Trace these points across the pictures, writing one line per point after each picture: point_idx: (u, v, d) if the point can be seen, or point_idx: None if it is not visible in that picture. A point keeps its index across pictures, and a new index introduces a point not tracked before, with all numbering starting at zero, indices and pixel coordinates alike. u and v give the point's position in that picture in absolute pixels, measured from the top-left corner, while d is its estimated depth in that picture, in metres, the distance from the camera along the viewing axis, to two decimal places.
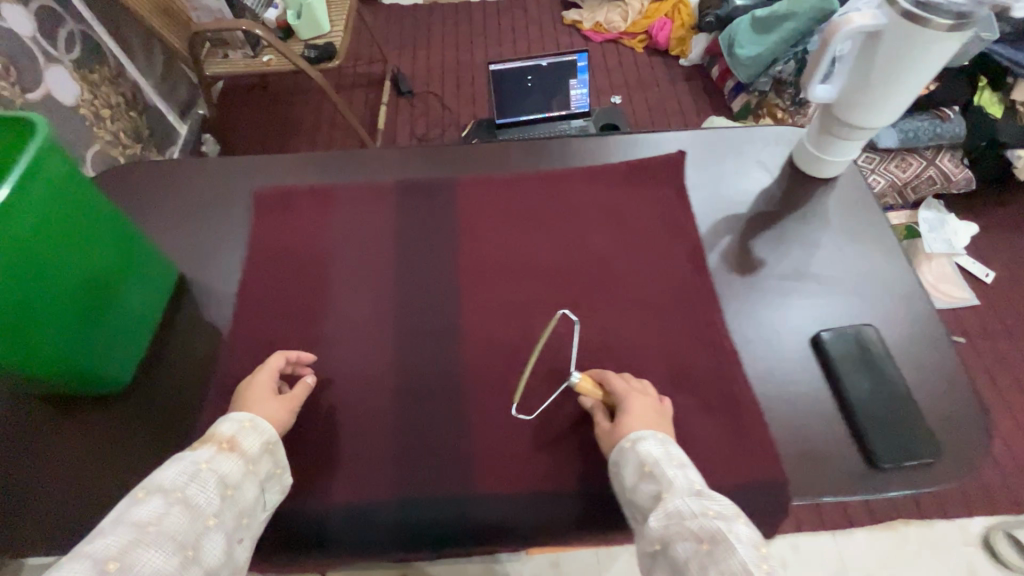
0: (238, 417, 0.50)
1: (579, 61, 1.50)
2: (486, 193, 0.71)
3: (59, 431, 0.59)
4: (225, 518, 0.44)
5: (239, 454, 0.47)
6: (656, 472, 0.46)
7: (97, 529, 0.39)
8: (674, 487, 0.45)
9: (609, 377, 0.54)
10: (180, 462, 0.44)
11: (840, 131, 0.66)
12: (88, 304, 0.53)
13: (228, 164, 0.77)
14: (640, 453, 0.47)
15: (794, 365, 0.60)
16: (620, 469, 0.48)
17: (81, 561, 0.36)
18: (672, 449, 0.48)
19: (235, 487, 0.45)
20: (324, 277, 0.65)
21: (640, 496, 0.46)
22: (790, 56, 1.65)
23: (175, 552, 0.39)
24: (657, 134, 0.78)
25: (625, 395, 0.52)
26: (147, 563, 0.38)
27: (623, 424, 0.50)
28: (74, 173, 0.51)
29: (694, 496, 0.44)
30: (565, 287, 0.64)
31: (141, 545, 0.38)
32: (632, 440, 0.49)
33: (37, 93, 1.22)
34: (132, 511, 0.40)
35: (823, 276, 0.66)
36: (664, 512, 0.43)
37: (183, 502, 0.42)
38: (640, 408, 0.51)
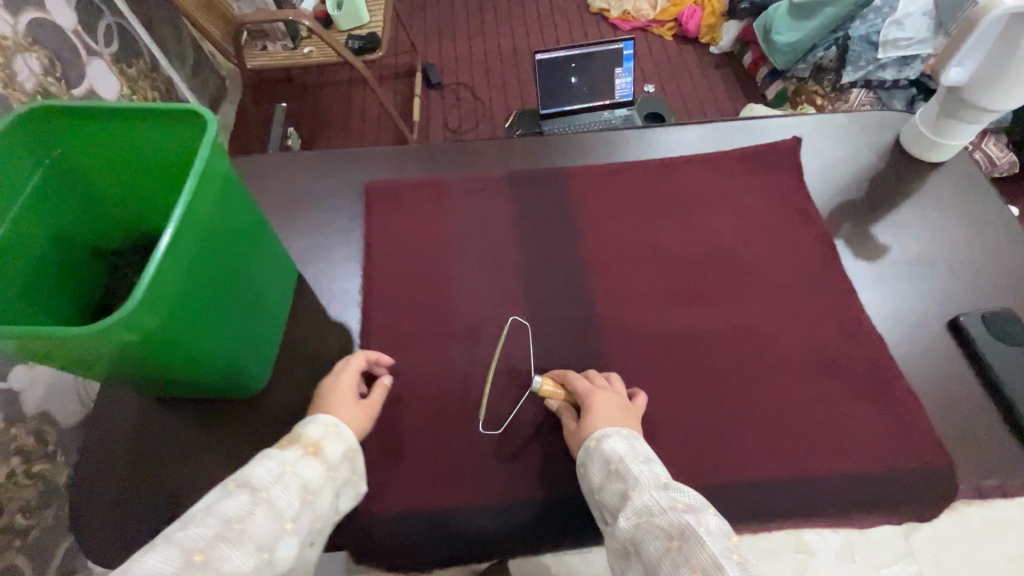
0: (324, 421, 0.50)
1: (625, 49, 1.32)
2: (601, 184, 0.70)
3: (196, 437, 0.57)
4: (301, 523, 0.43)
5: (323, 460, 0.47)
6: (620, 470, 0.46)
7: (186, 517, 0.39)
8: (640, 483, 0.44)
9: (575, 375, 0.55)
10: (265, 462, 0.44)
11: (968, 114, 0.65)
12: (234, 307, 0.52)
13: (326, 156, 0.76)
14: (604, 451, 0.48)
15: (934, 349, 0.61)
16: (586, 469, 0.49)
17: (174, 549, 0.36)
18: (637, 444, 0.48)
19: (315, 492, 0.45)
20: (448, 271, 0.65)
21: (608, 496, 0.46)
22: (830, 42, 1.51)
23: (255, 552, 0.38)
24: (761, 124, 0.78)
25: (590, 394, 0.53)
26: (234, 559, 0.37)
27: (585, 425, 0.51)
28: (231, 177, 0.49)
29: (660, 489, 0.44)
30: (697, 278, 0.63)
31: (224, 540, 0.38)
32: (596, 438, 0.49)
33: (82, 89, 0.96)
34: (220, 505, 0.40)
35: (950, 259, 0.66)
36: (636, 508, 0.43)
37: (267, 501, 0.41)
38: (612, 404, 0.52)
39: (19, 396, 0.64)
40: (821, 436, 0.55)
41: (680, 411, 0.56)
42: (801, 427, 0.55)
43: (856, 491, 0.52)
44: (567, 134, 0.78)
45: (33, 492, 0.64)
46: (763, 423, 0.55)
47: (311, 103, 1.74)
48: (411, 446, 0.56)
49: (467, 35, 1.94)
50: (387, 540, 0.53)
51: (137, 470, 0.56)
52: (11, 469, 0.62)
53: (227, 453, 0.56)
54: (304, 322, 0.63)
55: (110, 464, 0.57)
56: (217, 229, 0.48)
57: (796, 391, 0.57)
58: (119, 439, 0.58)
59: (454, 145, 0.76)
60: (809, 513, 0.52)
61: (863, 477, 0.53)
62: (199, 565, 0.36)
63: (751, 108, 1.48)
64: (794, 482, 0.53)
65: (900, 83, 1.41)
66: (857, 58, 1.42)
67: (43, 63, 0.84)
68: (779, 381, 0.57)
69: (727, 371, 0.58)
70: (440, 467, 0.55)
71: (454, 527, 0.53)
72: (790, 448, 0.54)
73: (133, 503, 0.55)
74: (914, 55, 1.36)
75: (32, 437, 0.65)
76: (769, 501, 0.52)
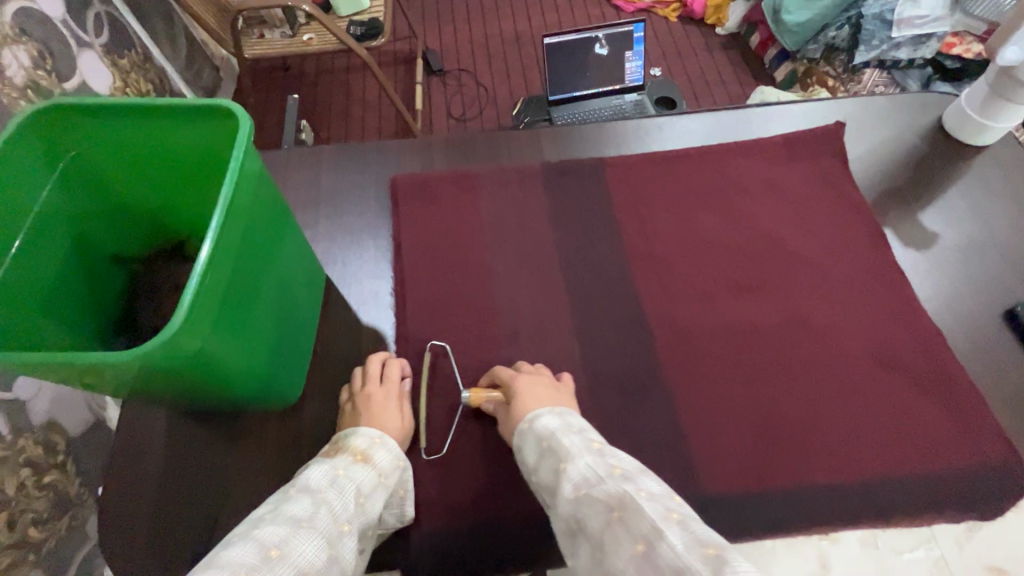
0: (370, 432, 0.50)
1: (636, 32, 1.23)
2: (637, 177, 0.69)
3: (240, 448, 0.56)
4: (356, 527, 0.42)
5: (373, 467, 0.47)
6: (552, 445, 0.45)
7: (252, 519, 0.38)
8: (573, 455, 0.43)
9: (497, 369, 0.54)
10: (319, 468, 0.44)
11: (1014, 93, 0.62)
12: (266, 312, 0.50)
13: (350, 150, 0.73)
14: (537, 429, 0.47)
15: (988, 338, 0.60)
16: (523, 452, 0.47)
17: (251, 541, 0.35)
18: (569, 418, 0.47)
19: (367, 498, 0.45)
20: (487, 269, 0.63)
21: (545, 474, 0.44)
22: (843, 21, 1.40)
23: (323, 549, 0.38)
24: (799, 106, 0.75)
25: (515, 383, 0.52)
26: (308, 552, 0.37)
27: (519, 412, 0.49)
28: (261, 177, 0.47)
29: (595, 458, 0.42)
30: (742, 271, 0.63)
31: (296, 535, 0.37)
32: (529, 419, 0.48)
33: (73, 81, 0.88)
34: (286, 505, 0.39)
35: (999, 246, 0.65)
36: (572, 481, 0.41)
37: (326, 502, 0.41)
38: (539, 387, 0.51)
39: (27, 404, 0.59)
40: (879, 431, 0.54)
41: (735, 408, 0.56)
42: (858, 421, 0.55)
43: (921, 487, 0.52)
44: (597, 124, 0.76)
45: (45, 504, 0.60)
46: (822, 419, 0.55)
47: (309, 94, 1.68)
48: (464, 451, 0.54)
49: (466, 18, 1.86)
50: (449, 550, 0.51)
51: (177, 484, 0.54)
52: (21, 481, 0.57)
53: (275, 464, 0.55)
54: (344, 327, 0.62)
55: (146, 478, 0.55)
56: (250, 233, 0.46)
57: (851, 385, 0.56)
58: (153, 452, 0.56)
59: (483, 137, 0.74)
60: (877, 511, 0.52)
61: (926, 472, 0.52)
62: (277, 559, 0.35)
63: (761, 88, 1.41)
64: (858, 478, 0.52)
65: (914, 63, 1.32)
66: (869, 37, 1.33)
67: (32, 56, 0.77)
68: (834, 375, 0.57)
69: (778, 365, 0.57)
70: (496, 472, 0.53)
71: (517, 532, 0.51)
72: (849, 444, 0.54)
73: (176, 519, 0.53)
74: (931, 33, 1.28)
75: (41, 446, 0.60)
76: (836, 498, 0.52)
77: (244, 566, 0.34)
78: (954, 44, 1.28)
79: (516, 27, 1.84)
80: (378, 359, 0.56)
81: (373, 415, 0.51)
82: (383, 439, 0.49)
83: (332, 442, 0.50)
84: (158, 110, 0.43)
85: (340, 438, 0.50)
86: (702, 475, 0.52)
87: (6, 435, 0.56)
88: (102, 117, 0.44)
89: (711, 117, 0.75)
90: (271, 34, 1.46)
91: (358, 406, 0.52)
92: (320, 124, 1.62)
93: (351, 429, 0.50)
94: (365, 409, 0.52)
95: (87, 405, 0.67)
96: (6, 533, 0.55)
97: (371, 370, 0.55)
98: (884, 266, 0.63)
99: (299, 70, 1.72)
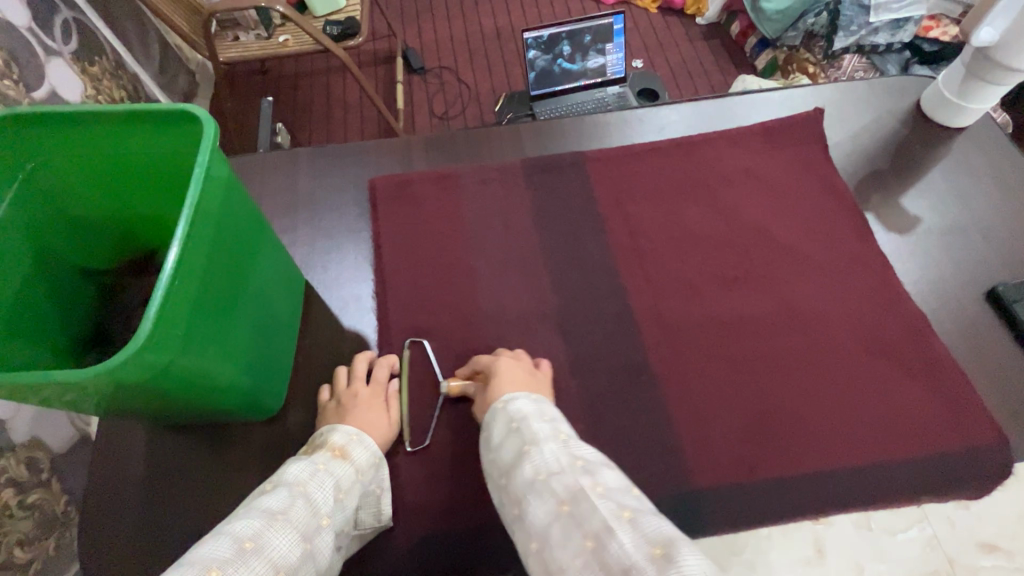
0: (348, 428, 0.50)
1: (615, 23, 1.22)
2: (619, 170, 0.68)
3: (225, 461, 0.54)
4: (334, 520, 0.44)
5: (351, 464, 0.48)
6: (521, 427, 0.44)
7: (231, 514, 0.39)
8: (540, 440, 0.42)
9: (479, 357, 0.54)
10: (298, 463, 0.45)
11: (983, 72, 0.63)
12: (245, 318, 0.49)
13: (328, 153, 0.72)
14: (510, 410, 0.46)
15: (973, 320, 0.60)
16: (490, 432, 0.46)
17: (225, 537, 0.37)
18: (546, 406, 0.47)
19: (345, 493, 0.46)
20: (470, 268, 0.62)
21: (505, 453, 0.43)
22: (821, 8, 1.38)
23: (298, 542, 0.39)
24: (779, 94, 0.75)
25: (496, 362, 0.52)
26: (281, 546, 0.38)
27: (493, 395, 0.49)
28: (233, 181, 0.46)
29: (558, 446, 0.42)
30: (727, 262, 0.62)
31: (273, 529, 0.38)
32: (503, 401, 0.47)
33: (43, 89, 0.86)
34: (262, 500, 0.41)
35: (981, 227, 0.65)
36: (533, 465, 0.40)
37: (305, 496, 0.42)
38: (513, 372, 0.51)
39: (8, 423, 0.57)
40: (868, 417, 0.54)
41: (724, 399, 0.55)
42: (848, 408, 0.55)
43: (913, 470, 0.52)
44: (576, 118, 0.75)
45: (29, 525, 0.58)
46: (812, 406, 0.55)
47: (288, 96, 1.65)
48: (454, 453, 0.53)
49: (446, 15, 1.84)
50: (442, 554, 0.50)
51: (162, 500, 0.53)
52: (5, 503, 0.56)
53: (261, 475, 0.53)
54: (327, 333, 0.61)
55: (131, 494, 0.54)
56: (225, 236, 0.45)
57: (839, 371, 0.56)
58: (136, 468, 0.55)
59: (464, 135, 0.73)
60: (866, 498, 0.52)
61: (916, 455, 0.53)
62: (251, 551, 0.36)
63: (743, 77, 1.41)
64: (849, 467, 0.52)
65: (892, 49, 1.33)
66: (848, 22, 1.32)
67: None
68: (820, 361, 0.57)
69: (766, 355, 0.57)
70: (488, 474, 0.52)
71: (511, 530, 0.50)
72: (840, 433, 0.54)
73: (163, 535, 0.52)
74: (906, 18, 1.29)
75: (23, 466, 0.58)
76: (829, 485, 0.52)
77: (217, 558, 0.35)
78: (931, 28, 1.30)
79: (497, 21, 1.82)
80: (364, 358, 0.57)
81: (358, 413, 0.52)
82: (361, 436, 0.50)
83: (309, 443, 0.51)
84: (121, 117, 0.42)
85: (317, 435, 0.51)
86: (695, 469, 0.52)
87: None
88: (63, 127, 0.43)
89: (691, 108, 0.75)
90: (246, 36, 1.45)
91: (341, 405, 0.53)
92: (301, 128, 1.60)
93: (332, 425, 0.51)
94: (344, 409, 0.52)
95: (69, 422, 0.66)
96: None
97: (357, 370, 0.55)
98: (868, 251, 0.63)
99: (278, 73, 1.70)
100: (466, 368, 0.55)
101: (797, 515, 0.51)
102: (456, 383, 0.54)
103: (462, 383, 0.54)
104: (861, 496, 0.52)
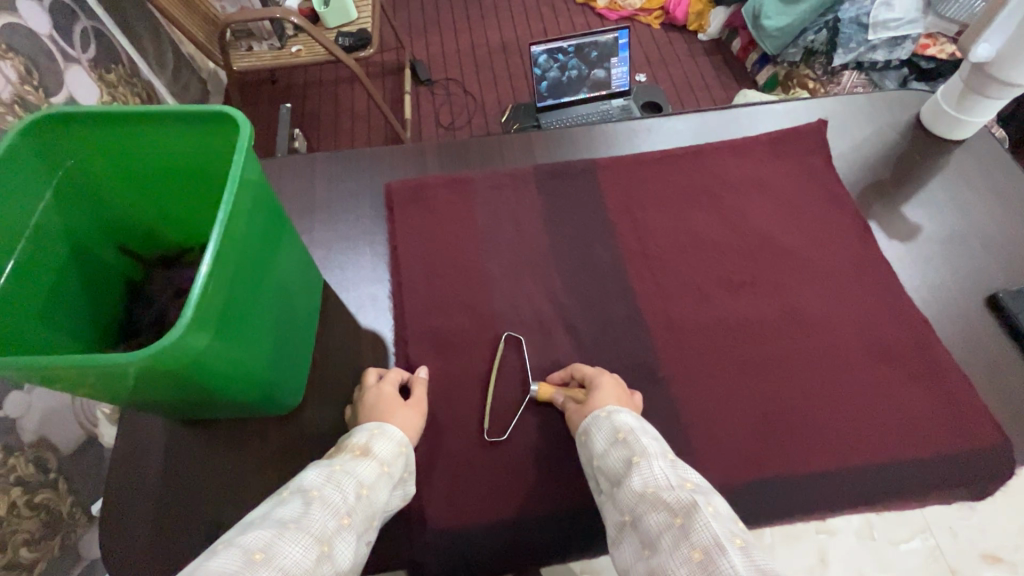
0: (368, 426, 0.50)
1: (620, 38, 1.24)
2: (629, 178, 0.70)
3: (243, 456, 0.55)
4: (356, 519, 0.42)
5: (374, 459, 0.47)
6: (630, 439, 0.45)
7: (244, 526, 0.38)
8: (649, 454, 0.43)
9: (578, 364, 0.55)
10: (314, 469, 0.45)
11: (974, 83, 0.66)
12: (267, 316, 0.50)
13: (344, 157, 0.73)
14: (614, 422, 0.47)
15: (974, 325, 0.62)
16: (591, 436, 0.48)
17: (235, 549, 0.35)
18: (647, 426, 0.48)
19: (368, 489, 0.45)
20: (484, 270, 0.64)
21: (613, 461, 0.45)
22: (820, 26, 1.43)
23: (313, 546, 0.38)
24: (783, 105, 0.77)
25: (596, 376, 0.53)
26: (295, 552, 0.37)
27: (594, 404, 0.50)
28: (259, 185, 0.48)
29: (669, 465, 0.43)
30: (735, 267, 0.64)
31: (284, 537, 0.37)
32: (607, 411, 0.49)
33: (61, 95, 0.88)
34: (275, 511, 0.40)
35: (982, 236, 0.67)
36: (643, 477, 0.42)
37: (320, 500, 0.41)
38: (617, 387, 0.52)
39: (16, 422, 0.58)
40: (874, 419, 0.56)
41: (733, 399, 0.57)
42: (854, 409, 0.56)
43: (918, 470, 0.53)
44: (585, 127, 0.77)
45: (36, 524, 0.59)
46: (819, 407, 0.56)
47: (296, 105, 1.68)
48: (470, 449, 0.55)
49: (452, 28, 1.88)
50: (459, 548, 0.51)
51: (181, 493, 0.54)
52: (12, 502, 0.56)
53: (280, 469, 0.55)
54: (343, 332, 0.62)
55: (150, 487, 0.55)
56: (250, 237, 0.47)
57: (844, 373, 0.58)
58: (154, 462, 0.56)
59: (476, 142, 0.75)
60: (872, 497, 0.53)
61: (920, 456, 0.54)
62: (261, 562, 0.35)
63: (745, 91, 1.44)
64: (855, 467, 0.53)
65: (891, 65, 1.36)
66: (847, 40, 1.36)
67: (18, 70, 0.77)
68: (825, 363, 0.58)
69: (774, 357, 0.59)
70: (504, 470, 0.53)
71: (526, 526, 0.51)
72: (847, 434, 0.55)
73: (182, 527, 0.53)
74: (904, 36, 1.32)
75: (31, 465, 0.59)
76: (836, 484, 0.53)
77: (225, 570, 0.33)
78: (929, 45, 1.32)
79: (503, 35, 1.85)
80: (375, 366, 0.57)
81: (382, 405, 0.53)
82: (382, 426, 0.50)
83: (335, 447, 0.50)
84: (158, 120, 0.43)
85: (341, 440, 0.50)
86: (706, 467, 0.53)
87: None
88: (101, 125, 0.44)
89: (699, 118, 0.77)
90: (258, 47, 1.48)
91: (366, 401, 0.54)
92: (308, 136, 1.62)
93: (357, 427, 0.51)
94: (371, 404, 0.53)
95: (76, 423, 0.66)
96: None
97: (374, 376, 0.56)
98: (871, 257, 0.64)
99: (287, 82, 1.73)
100: (560, 376, 0.56)
101: (806, 513, 0.52)
102: (546, 388, 0.55)
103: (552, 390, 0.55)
104: (869, 496, 0.53)
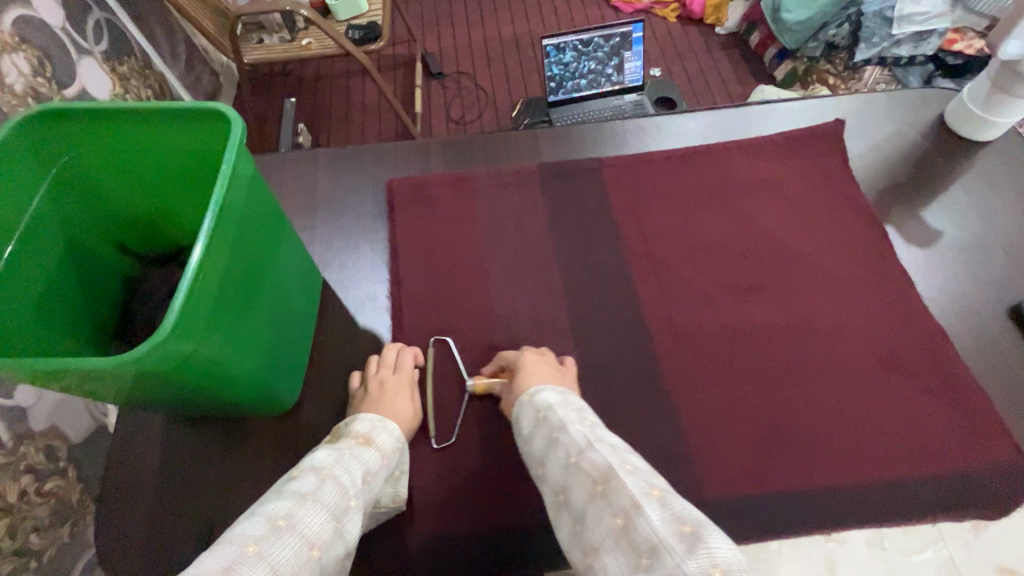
0: (370, 416, 0.50)
1: (635, 32, 1.21)
2: (635, 177, 0.68)
3: (238, 454, 0.55)
4: (362, 501, 0.43)
5: (377, 449, 0.47)
6: (548, 416, 0.44)
7: (261, 499, 0.38)
8: (565, 425, 0.42)
9: (502, 353, 0.55)
10: (323, 450, 0.44)
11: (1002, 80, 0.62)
12: (264, 314, 0.50)
13: (348, 154, 0.73)
14: (536, 401, 0.46)
15: (996, 336, 0.59)
16: (520, 422, 0.47)
17: (260, 517, 0.36)
18: (571, 397, 0.46)
19: (372, 476, 0.45)
20: (484, 271, 0.63)
21: (536, 442, 0.43)
22: (843, 19, 1.35)
23: (330, 520, 0.38)
24: (797, 104, 0.75)
25: (520, 355, 0.53)
26: (315, 524, 0.37)
27: (519, 388, 0.49)
28: (255, 180, 0.47)
29: (586, 430, 0.41)
30: (743, 272, 0.62)
31: (305, 509, 0.37)
32: (530, 393, 0.48)
33: (74, 87, 0.88)
34: (291, 483, 0.40)
35: (1006, 242, 0.64)
36: (565, 449, 0.40)
37: (333, 478, 0.41)
38: (541, 364, 0.52)
39: (27, 412, 0.58)
40: (886, 432, 0.54)
41: (738, 408, 0.55)
42: (866, 422, 0.54)
43: (930, 487, 0.51)
44: (593, 125, 0.75)
45: (47, 510, 0.59)
46: (827, 419, 0.54)
47: (307, 98, 1.68)
48: (467, 454, 0.54)
49: (465, 22, 1.86)
50: (452, 555, 0.50)
51: (179, 489, 0.54)
52: (22, 489, 0.57)
53: (275, 468, 0.54)
54: (340, 331, 0.61)
55: (150, 483, 0.55)
56: (246, 232, 0.45)
57: (855, 384, 0.56)
58: (152, 458, 0.56)
59: (481, 139, 0.74)
60: (882, 515, 0.51)
61: (936, 473, 0.52)
62: (286, 528, 0.35)
63: (762, 86, 1.40)
64: (864, 482, 0.51)
65: (916, 61, 1.33)
66: (870, 34, 1.32)
67: (32, 63, 0.77)
68: (834, 374, 0.56)
69: (781, 366, 0.57)
70: (499, 476, 0.53)
71: (523, 535, 0.50)
72: (858, 448, 0.53)
73: (179, 524, 0.53)
74: (931, 31, 1.29)
75: (41, 453, 0.59)
76: (845, 499, 0.51)
77: (253, 535, 0.34)
78: (955, 41, 1.29)
79: (517, 28, 1.83)
80: (387, 347, 0.57)
81: (383, 400, 0.52)
82: (384, 422, 0.50)
83: (333, 432, 0.50)
84: (152, 116, 0.43)
85: (340, 427, 0.50)
86: (709, 478, 0.52)
87: (5, 443, 0.55)
88: (98, 124, 0.44)
89: (710, 117, 0.75)
90: (270, 39, 1.47)
91: (369, 391, 0.53)
92: (319, 129, 1.62)
93: (358, 413, 0.51)
94: (372, 397, 0.52)
95: (87, 412, 0.66)
96: (8, 540, 0.54)
97: (387, 357, 0.56)
98: (886, 263, 0.62)
99: (299, 75, 1.73)
100: (490, 367, 0.56)
101: (811, 529, 0.50)
102: (480, 381, 0.55)
103: (486, 381, 0.55)
104: (882, 513, 0.51)
